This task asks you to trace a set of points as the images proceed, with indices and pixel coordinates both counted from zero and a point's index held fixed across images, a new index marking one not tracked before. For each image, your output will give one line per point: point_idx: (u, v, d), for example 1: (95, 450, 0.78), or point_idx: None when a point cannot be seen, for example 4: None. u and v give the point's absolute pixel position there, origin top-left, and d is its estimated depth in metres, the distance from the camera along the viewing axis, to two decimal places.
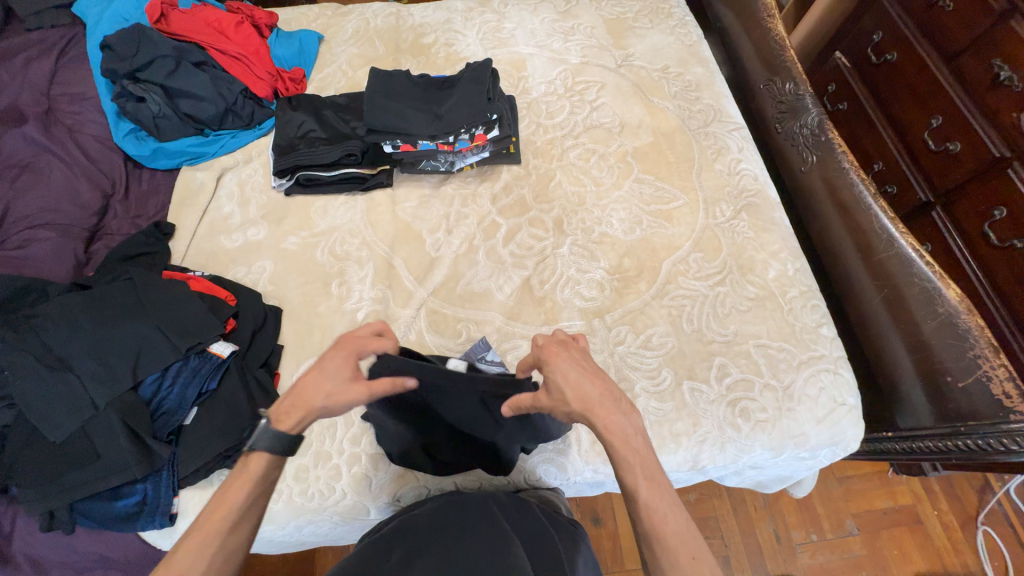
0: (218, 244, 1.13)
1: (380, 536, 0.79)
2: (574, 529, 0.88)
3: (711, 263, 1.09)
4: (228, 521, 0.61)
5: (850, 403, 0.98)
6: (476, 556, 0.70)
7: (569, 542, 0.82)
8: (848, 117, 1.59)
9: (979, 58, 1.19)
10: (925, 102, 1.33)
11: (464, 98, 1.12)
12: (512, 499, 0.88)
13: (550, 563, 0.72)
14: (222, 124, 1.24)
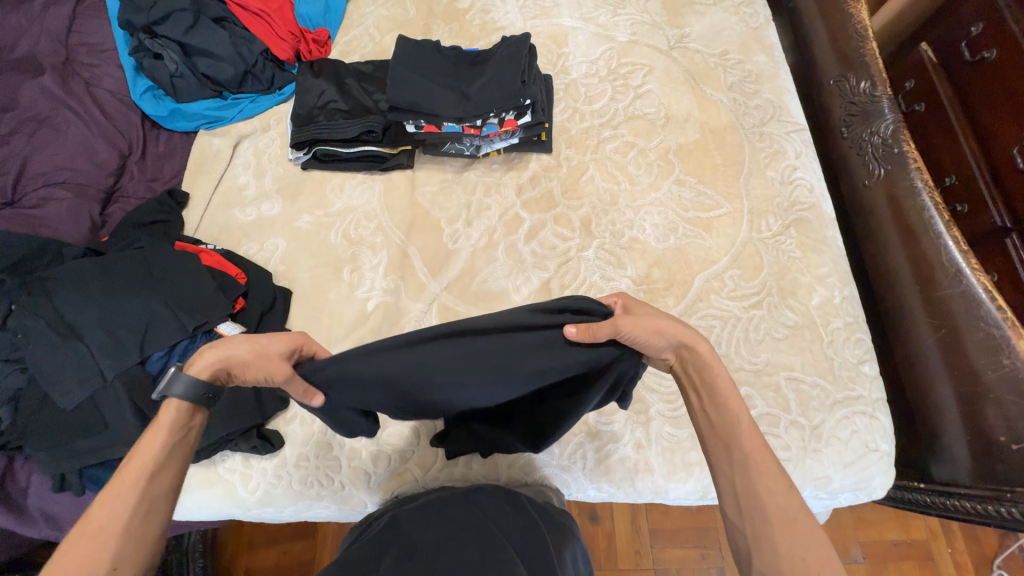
0: (231, 217, 1.09)
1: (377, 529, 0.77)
2: (565, 521, 0.85)
3: (748, 283, 1.00)
4: (150, 464, 0.56)
5: (883, 449, 0.91)
6: (465, 559, 0.67)
7: (558, 533, 0.79)
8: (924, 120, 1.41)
9: None
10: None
11: (496, 77, 1.01)
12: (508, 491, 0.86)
13: (543, 563, 0.70)
14: (241, 86, 1.17)
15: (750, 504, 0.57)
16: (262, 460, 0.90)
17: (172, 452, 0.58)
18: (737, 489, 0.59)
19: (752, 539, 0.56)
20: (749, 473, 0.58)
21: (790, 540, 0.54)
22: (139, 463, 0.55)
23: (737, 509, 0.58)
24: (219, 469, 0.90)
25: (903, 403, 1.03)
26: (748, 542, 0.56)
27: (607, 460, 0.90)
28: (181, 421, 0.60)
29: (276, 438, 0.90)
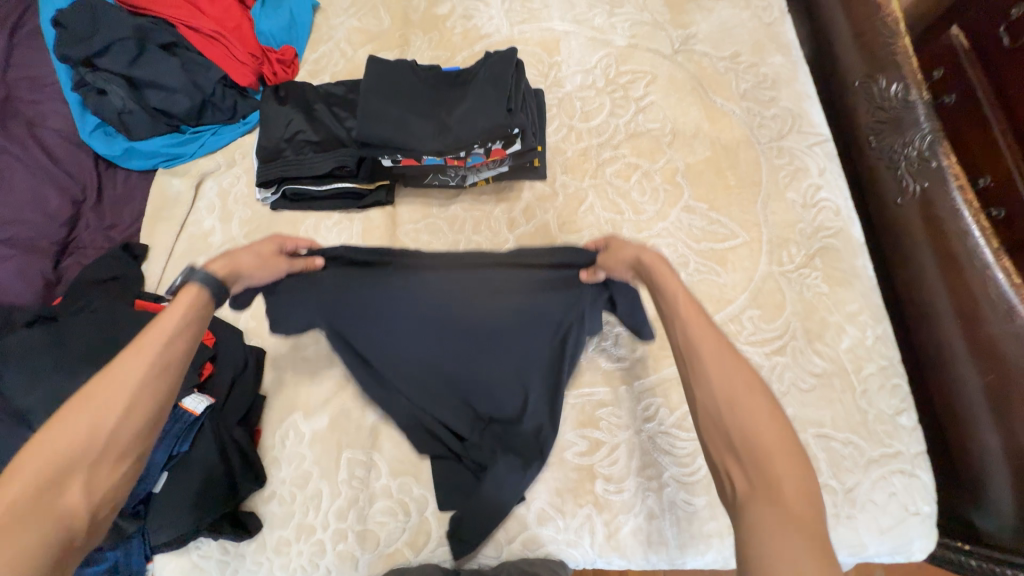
0: (196, 268, 0.99)
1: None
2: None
3: (769, 325, 0.90)
4: (156, 364, 0.59)
5: (925, 512, 0.81)
6: None
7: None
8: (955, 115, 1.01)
9: None
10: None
11: (478, 102, 0.89)
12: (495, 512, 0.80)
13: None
14: (200, 117, 1.06)
15: (712, 409, 0.55)
16: (240, 544, 0.83)
17: (186, 324, 0.63)
18: (703, 393, 0.57)
19: (720, 443, 0.54)
20: (708, 372, 0.57)
21: (753, 436, 0.52)
22: (145, 352, 0.59)
23: (703, 417, 0.56)
24: (193, 557, 0.83)
25: (943, 449, 0.93)
26: (717, 450, 0.54)
27: (617, 534, 0.82)
28: (200, 302, 0.65)
29: (252, 522, 0.83)
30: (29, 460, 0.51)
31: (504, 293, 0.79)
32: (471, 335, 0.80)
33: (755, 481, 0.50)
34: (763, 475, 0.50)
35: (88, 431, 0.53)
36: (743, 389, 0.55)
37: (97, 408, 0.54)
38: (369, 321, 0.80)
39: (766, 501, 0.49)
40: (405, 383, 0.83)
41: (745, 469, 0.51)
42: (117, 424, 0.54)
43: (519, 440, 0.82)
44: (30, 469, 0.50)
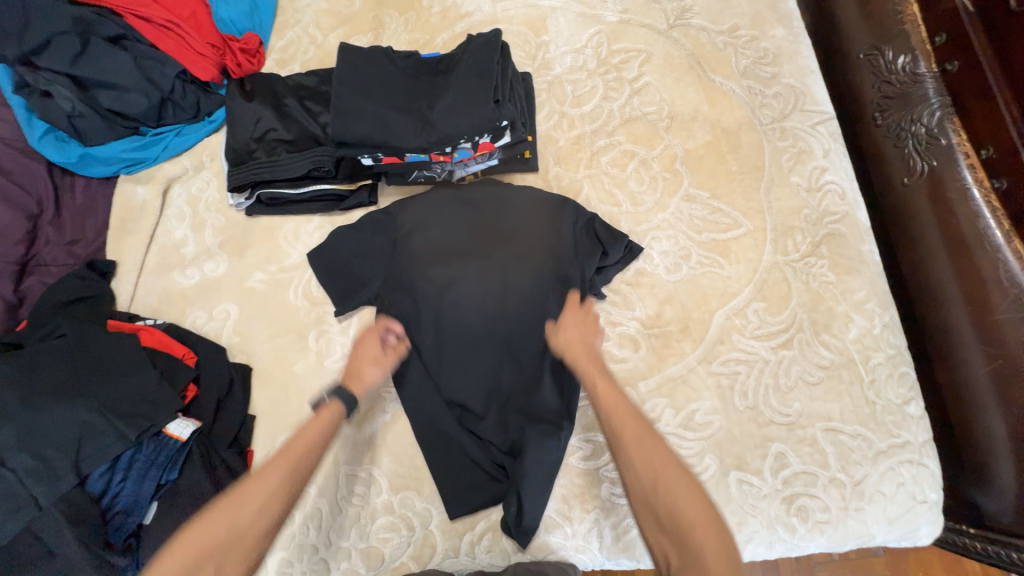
0: (170, 282, 0.93)
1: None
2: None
3: (775, 317, 0.87)
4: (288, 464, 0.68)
5: (931, 499, 0.81)
6: None
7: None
8: (957, 88, 0.90)
9: None
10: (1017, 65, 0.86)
11: (464, 93, 0.82)
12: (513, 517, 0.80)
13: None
14: (161, 118, 0.98)
15: (643, 501, 0.62)
16: None
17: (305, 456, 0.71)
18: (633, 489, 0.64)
19: (654, 525, 0.62)
20: (629, 460, 0.64)
21: (677, 515, 0.59)
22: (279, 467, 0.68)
23: (638, 503, 0.63)
24: None
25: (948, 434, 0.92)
26: (653, 530, 0.62)
27: (626, 538, 0.80)
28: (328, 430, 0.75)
29: None
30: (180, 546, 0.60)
31: (510, 248, 0.90)
32: (496, 288, 0.88)
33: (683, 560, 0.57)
34: (687, 551, 0.57)
35: (225, 528, 0.62)
36: (654, 488, 0.62)
37: (232, 513, 0.63)
38: (399, 295, 0.89)
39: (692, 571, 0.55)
40: (431, 346, 0.87)
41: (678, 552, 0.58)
42: (254, 517, 0.63)
43: (543, 411, 0.83)
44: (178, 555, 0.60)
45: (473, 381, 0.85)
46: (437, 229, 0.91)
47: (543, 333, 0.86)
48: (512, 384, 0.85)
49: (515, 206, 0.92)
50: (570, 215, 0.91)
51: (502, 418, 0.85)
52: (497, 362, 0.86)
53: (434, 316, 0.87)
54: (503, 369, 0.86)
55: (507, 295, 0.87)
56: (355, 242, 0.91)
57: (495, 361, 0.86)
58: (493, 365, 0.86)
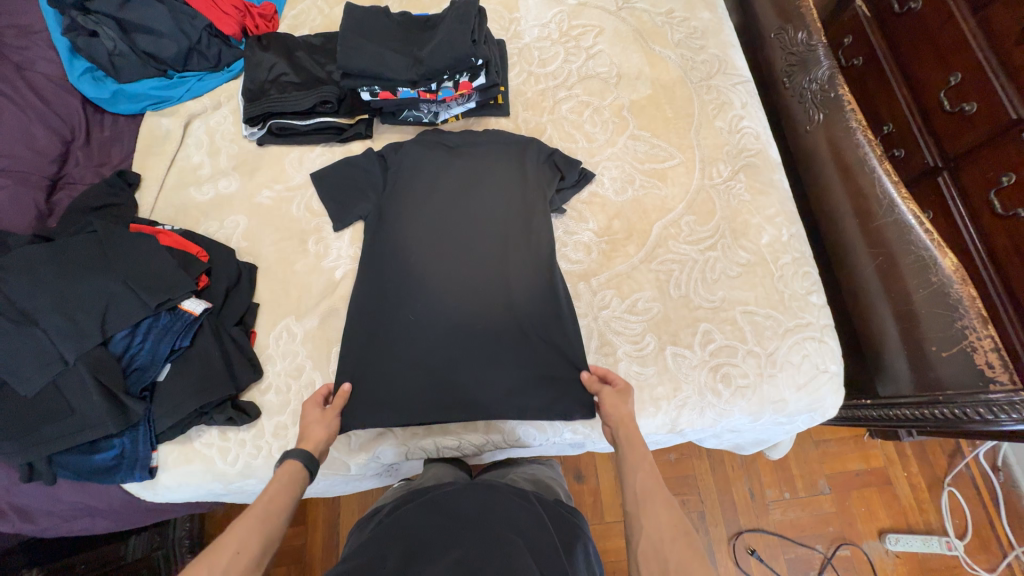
0: (188, 197, 1.07)
1: (387, 548, 0.72)
2: (572, 512, 0.88)
3: (703, 227, 1.05)
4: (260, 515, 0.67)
5: (833, 370, 0.97)
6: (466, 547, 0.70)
7: (561, 521, 0.82)
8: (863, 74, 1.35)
9: (981, 28, 1.04)
10: (909, 46, 1.22)
11: (447, 37, 1.00)
12: (490, 410, 0.90)
13: (553, 560, 0.70)
14: (186, 64, 1.16)
15: (652, 549, 0.67)
16: (240, 431, 0.91)
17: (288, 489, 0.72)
18: (645, 533, 0.69)
19: (656, 574, 0.65)
20: (656, 516, 0.69)
21: (687, 570, 0.63)
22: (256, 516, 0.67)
23: (645, 546, 0.67)
24: (196, 445, 0.90)
25: (854, 333, 1.11)
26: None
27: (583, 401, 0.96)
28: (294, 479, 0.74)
29: (252, 409, 0.90)
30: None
31: (486, 182, 1.06)
32: (474, 216, 1.04)
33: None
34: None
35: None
36: (671, 538, 0.67)
37: (210, 560, 0.61)
38: (389, 221, 1.03)
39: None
40: (415, 263, 1.00)
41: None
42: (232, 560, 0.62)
43: (512, 313, 0.96)
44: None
45: (456, 311, 0.97)
46: (425, 168, 1.06)
47: (520, 272, 0.99)
48: (493, 315, 0.97)
49: (490, 148, 1.08)
50: (536, 152, 1.07)
51: (482, 345, 0.95)
52: (479, 294, 0.98)
53: (421, 244, 1.02)
54: (485, 303, 0.98)
55: (485, 226, 1.03)
56: (350, 171, 1.06)
57: (477, 293, 0.98)
58: (475, 290, 0.99)
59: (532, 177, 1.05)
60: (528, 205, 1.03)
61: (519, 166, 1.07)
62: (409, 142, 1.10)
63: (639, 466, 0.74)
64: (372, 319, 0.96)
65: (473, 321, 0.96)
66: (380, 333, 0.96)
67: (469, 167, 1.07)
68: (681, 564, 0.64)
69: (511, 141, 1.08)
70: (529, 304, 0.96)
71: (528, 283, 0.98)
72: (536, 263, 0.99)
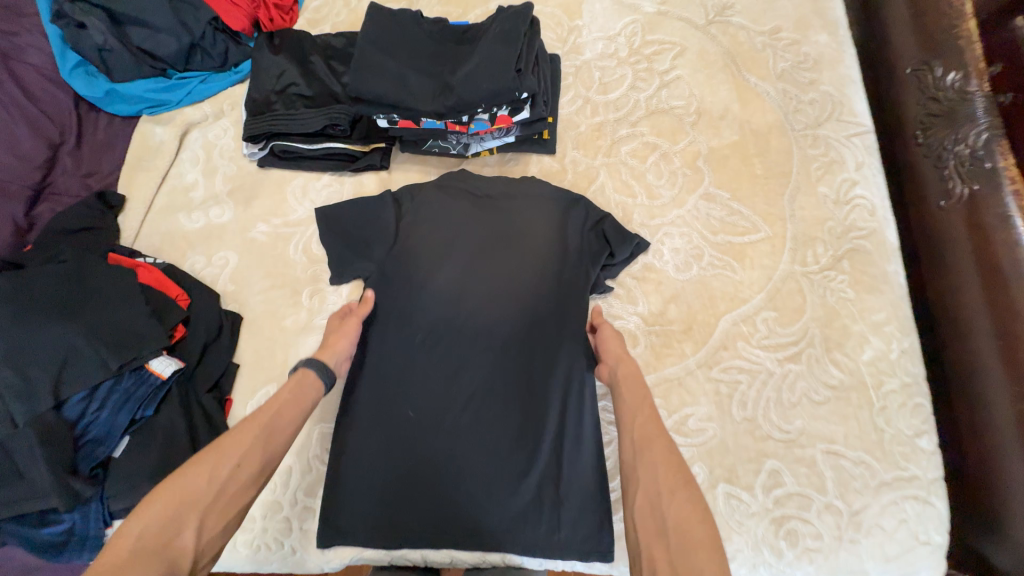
0: (176, 224, 0.94)
1: None
2: None
3: (785, 329, 0.82)
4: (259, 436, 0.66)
5: (936, 542, 0.74)
6: None
7: None
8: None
9: None
10: None
11: (485, 59, 0.79)
12: (493, 531, 0.77)
13: None
14: (188, 64, 1.00)
15: (649, 503, 0.60)
16: None
17: (284, 414, 0.69)
18: (642, 487, 0.62)
19: (652, 532, 0.58)
20: (651, 466, 0.63)
21: (684, 528, 0.57)
22: (249, 430, 0.66)
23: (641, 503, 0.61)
24: None
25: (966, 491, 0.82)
26: (647, 536, 0.58)
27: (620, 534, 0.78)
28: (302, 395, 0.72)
29: None
30: (163, 493, 0.58)
31: (516, 245, 0.88)
32: (498, 285, 0.86)
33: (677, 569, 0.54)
34: (685, 564, 0.54)
35: (203, 483, 0.60)
36: (671, 490, 0.60)
37: (210, 465, 0.61)
38: (397, 283, 0.87)
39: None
40: (422, 338, 0.85)
41: (671, 558, 0.55)
42: (231, 472, 0.62)
43: (533, 415, 0.80)
44: (154, 509, 0.57)
45: (466, 405, 0.81)
46: (444, 223, 0.89)
47: (547, 366, 0.82)
48: (510, 415, 0.80)
49: (526, 204, 0.89)
50: (580, 218, 0.88)
51: (493, 452, 0.79)
52: (495, 386, 0.82)
53: (430, 315, 0.86)
54: (502, 398, 0.81)
55: (506, 303, 0.85)
56: (355, 211, 0.89)
57: (493, 384, 0.82)
58: (491, 379, 0.82)
59: (575, 244, 0.87)
60: (562, 283, 0.85)
61: (560, 228, 0.88)
62: (429, 185, 0.92)
63: (638, 416, 0.69)
64: (364, 403, 0.83)
65: (484, 421, 0.81)
66: (375, 420, 0.82)
67: (499, 224, 0.89)
68: (681, 520, 0.57)
69: (552, 197, 0.89)
70: (554, 408, 0.80)
71: (557, 380, 0.81)
72: (563, 359, 0.82)
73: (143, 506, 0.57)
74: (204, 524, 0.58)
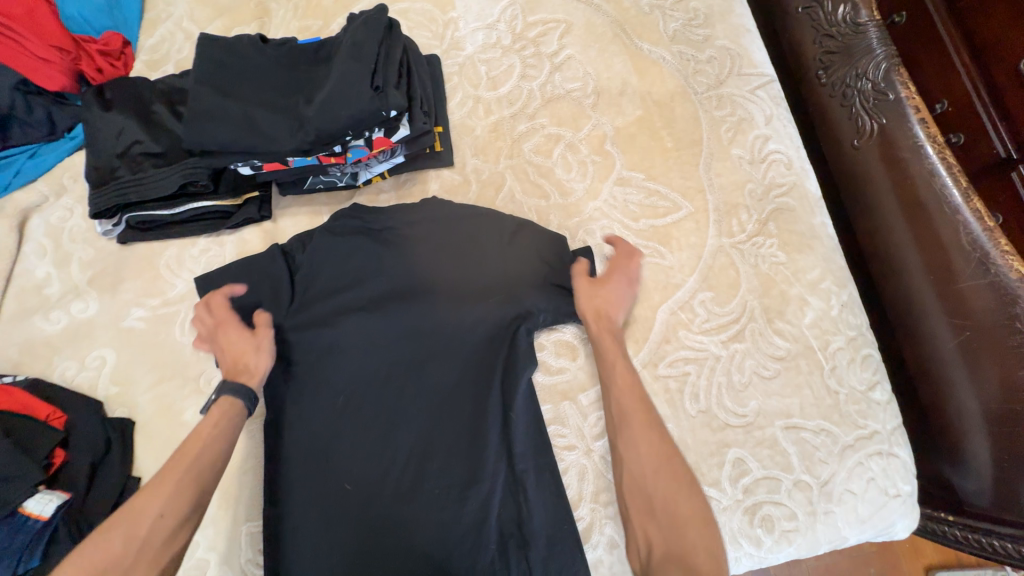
0: (32, 330, 0.80)
1: None
2: None
3: (724, 308, 0.78)
4: (183, 475, 0.62)
5: (906, 491, 0.73)
6: None
7: None
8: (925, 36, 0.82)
9: None
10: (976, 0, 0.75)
11: (342, 81, 0.69)
12: None
13: None
14: (9, 139, 0.86)
15: (637, 480, 0.62)
16: None
17: (211, 453, 0.65)
18: (630, 464, 0.63)
19: (642, 509, 0.61)
20: (636, 440, 0.64)
21: (672, 510, 0.59)
22: (174, 474, 0.62)
23: (627, 482, 0.63)
24: None
25: (926, 432, 0.79)
26: (639, 516, 0.61)
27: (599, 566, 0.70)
28: (227, 417, 0.68)
29: None
30: (80, 557, 0.56)
31: (432, 272, 0.79)
32: (420, 320, 0.76)
33: (670, 550, 0.57)
34: (677, 544, 0.58)
35: (122, 542, 0.57)
36: (658, 462, 0.62)
37: (131, 523, 0.58)
38: (303, 345, 0.76)
39: (673, 565, 0.56)
40: (343, 399, 0.74)
41: (664, 533, 0.59)
42: (151, 526, 0.58)
43: (483, 455, 0.72)
44: (77, 569, 0.55)
45: (408, 461, 0.72)
46: (345, 262, 0.79)
47: (489, 397, 0.74)
48: (458, 460, 0.72)
49: (433, 226, 0.81)
50: (494, 229, 0.80)
51: (446, 508, 0.70)
52: (436, 432, 0.73)
53: (349, 371, 0.75)
54: (446, 444, 0.73)
55: (433, 339, 0.76)
56: (236, 271, 0.77)
57: (434, 431, 0.73)
58: (431, 427, 0.73)
59: (494, 259, 0.78)
60: (490, 302, 0.76)
61: (474, 245, 0.79)
62: (318, 229, 0.81)
63: (613, 376, 0.68)
64: (287, 489, 0.72)
65: (432, 475, 0.71)
66: (306, 506, 0.70)
67: (407, 253, 0.80)
68: (667, 499, 0.60)
69: (460, 213, 0.81)
70: (503, 442, 0.72)
71: (503, 411, 0.73)
72: (507, 386, 0.74)
73: (73, 557, 0.57)
74: None
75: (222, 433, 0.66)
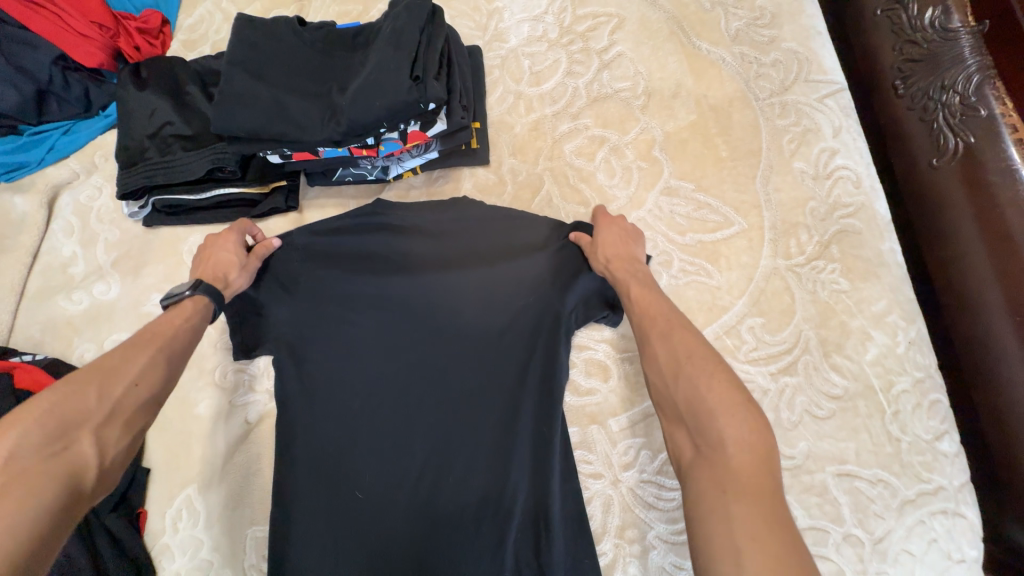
0: (54, 309, 0.79)
1: None
2: None
3: (775, 336, 0.71)
4: (164, 342, 0.59)
5: (973, 557, 0.64)
6: None
7: None
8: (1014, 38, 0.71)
9: None
10: None
11: (381, 69, 0.66)
12: None
13: None
14: (42, 116, 0.85)
15: (663, 387, 0.55)
16: None
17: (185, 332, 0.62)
18: (654, 370, 0.56)
19: (670, 416, 0.53)
20: (658, 346, 0.57)
21: (693, 402, 0.50)
22: (150, 343, 0.59)
23: (654, 391, 0.56)
24: None
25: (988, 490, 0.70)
26: (668, 422, 0.53)
27: None
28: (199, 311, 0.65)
29: None
30: (50, 403, 0.50)
31: (461, 275, 0.74)
32: (446, 325, 0.72)
33: (701, 447, 0.48)
34: (704, 439, 0.48)
35: (98, 396, 0.52)
36: (686, 356, 0.54)
37: (105, 377, 0.54)
38: (321, 344, 0.72)
39: (704, 466, 0.47)
40: (360, 403, 0.70)
41: (694, 441, 0.49)
42: (129, 389, 0.55)
43: (504, 476, 0.67)
44: (42, 412, 0.50)
45: (423, 474, 0.68)
46: (371, 260, 0.75)
47: (514, 414, 0.68)
48: (477, 478, 0.67)
49: (465, 226, 0.76)
50: (531, 234, 0.74)
51: (462, 527, 0.66)
52: (455, 446, 0.69)
53: (367, 374, 0.72)
54: (465, 459, 0.68)
55: (456, 342, 0.71)
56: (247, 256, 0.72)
57: (452, 444, 0.69)
58: (450, 439, 0.69)
59: (529, 265, 0.73)
60: (522, 312, 0.71)
61: (508, 249, 0.74)
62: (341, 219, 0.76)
63: (630, 294, 0.64)
64: (294, 495, 0.68)
65: (448, 491, 0.67)
66: (314, 512, 0.67)
67: (436, 253, 0.76)
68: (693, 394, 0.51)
69: (494, 214, 0.75)
70: (526, 463, 0.67)
71: (529, 431, 0.68)
72: (535, 404, 0.69)
73: (27, 407, 0.50)
74: (105, 438, 0.52)
75: (194, 335, 0.63)
